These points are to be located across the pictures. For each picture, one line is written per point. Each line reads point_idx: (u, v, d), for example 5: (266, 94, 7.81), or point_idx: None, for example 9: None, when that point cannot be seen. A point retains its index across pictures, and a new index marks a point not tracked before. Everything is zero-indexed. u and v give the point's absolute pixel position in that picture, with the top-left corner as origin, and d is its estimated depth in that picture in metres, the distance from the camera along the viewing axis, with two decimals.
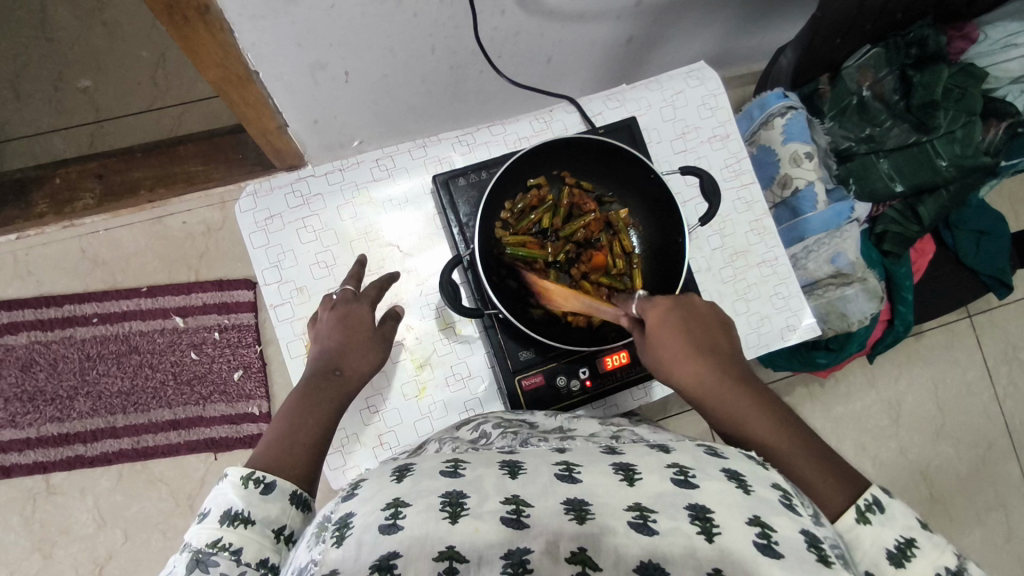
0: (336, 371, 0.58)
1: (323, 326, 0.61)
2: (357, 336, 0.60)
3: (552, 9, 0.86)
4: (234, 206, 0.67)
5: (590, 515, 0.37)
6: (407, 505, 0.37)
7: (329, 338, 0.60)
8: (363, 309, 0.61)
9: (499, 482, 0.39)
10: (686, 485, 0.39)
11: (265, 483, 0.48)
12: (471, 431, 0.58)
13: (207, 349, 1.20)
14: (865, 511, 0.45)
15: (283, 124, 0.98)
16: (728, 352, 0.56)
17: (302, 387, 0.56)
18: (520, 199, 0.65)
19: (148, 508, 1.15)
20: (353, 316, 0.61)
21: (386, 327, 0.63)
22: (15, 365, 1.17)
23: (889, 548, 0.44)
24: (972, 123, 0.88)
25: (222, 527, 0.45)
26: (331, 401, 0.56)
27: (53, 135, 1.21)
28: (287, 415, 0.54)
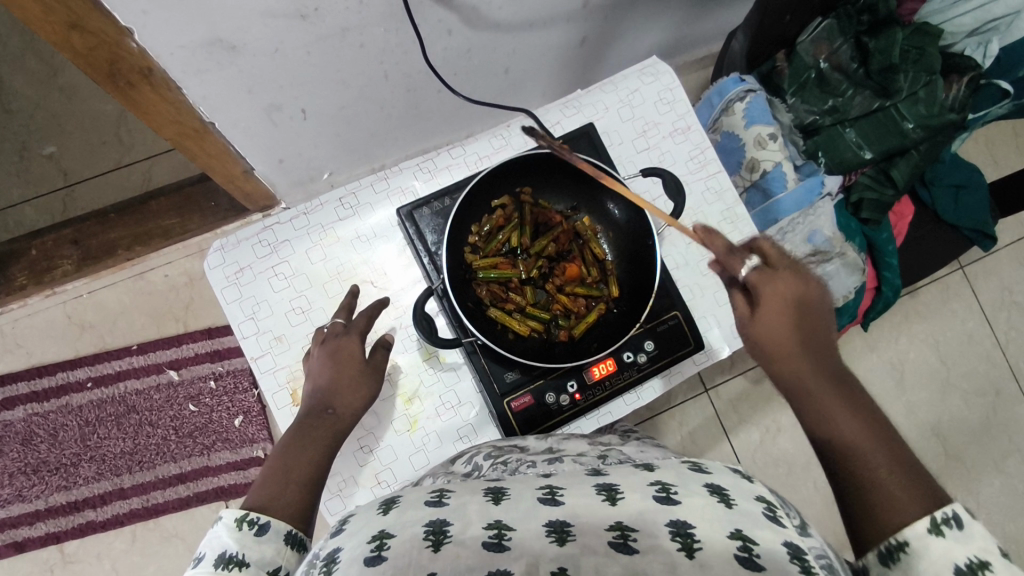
0: (327, 410, 0.57)
1: (312, 362, 0.61)
2: (345, 373, 0.59)
3: (500, 22, 0.85)
4: (203, 263, 0.67)
5: (571, 537, 0.38)
6: (392, 537, 0.38)
7: (321, 376, 0.59)
8: (352, 341, 0.61)
9: (483, 509, 0.41)
10: (668, 502, 0.41)
11: (259, 524, 0.46)
12: (464, 464, 0.57)
13: (205, 399, 1.20)
14: (938, 523, 0.41)
15: (249, 169, 0.98)
16: (826, 341, 0.53)
17: (292, 425, 0.56)
18: (486, 220, 0.64)
19: (168, 564, 1.15)
20: (344, 348, 0.61)
21: (376, 358, 0.62)
22: (16, 439, 1.16)
23: (958, 564, 0.39)
24: (933, 81, 0.87)
25: (216, 572, 0.43)
26: (325, 437, 0.56)
27: (25, 206, 1.21)
28: (282, 455, 0.53)
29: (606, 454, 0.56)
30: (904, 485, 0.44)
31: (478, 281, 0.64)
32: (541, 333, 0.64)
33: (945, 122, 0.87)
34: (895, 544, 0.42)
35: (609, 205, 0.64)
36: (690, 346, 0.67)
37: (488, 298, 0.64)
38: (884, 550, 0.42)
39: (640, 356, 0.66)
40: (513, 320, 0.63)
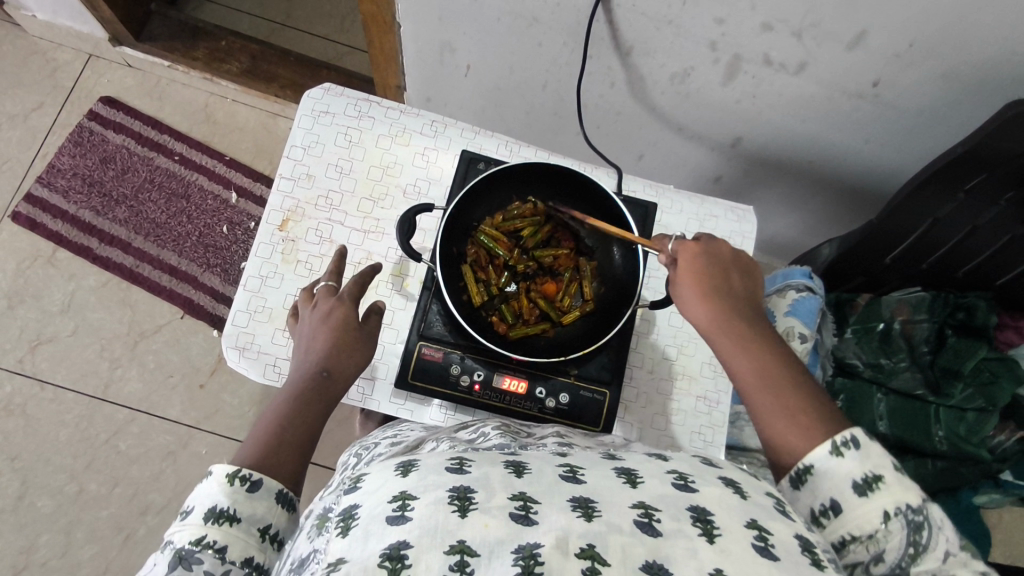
0: (323, 373, 0.58)
1: (306, 326, 0.62)
2: (341, 341, 0.60)
3: (654, 107, 0.94)
4: (307, 91, 0.78)
5: (596, 514, 0.36)
6: (415, 498, 0.36)
7: (316, 341, 0.60)
8: (348, 307, 0.62)
9: (504, 479, 0.38)
10: (685, 489, 0.39)
11: (251, 481, 0.50)
12: (470, 432, 0.58)
13: (238, 230, 1.31)
14: (839, 446, 0.46)
15: (403, 87, 1.11)
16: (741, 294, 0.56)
17: (288, 395, 0.57)
18: (516, 205, 0.69)
19: (107, 321, 1.24)
20: (337, 312, 0.62)
21: (368, 325, 0.63)
22: (99, 154, 1.33)
23: (855, 480, 0.46)
24: (987, 412, 0.84)
25: (206, 525, 0.47)
26: (319, 405, 0.57)
27: (246, 16, 1.42)
28: (274, 420, 0.55)
29: (613, 445, 0.53)
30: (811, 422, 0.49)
31: (475, 238, 0.68)
32: (487, 312, 0.67)
33: (976, 455, 0.85)
34: (804, 469, 0.47)
35: (612, 252, 0.68)
36: (596, 426, 0.67)
37: (471, 256, 0.68)
38: (794, 474, 0.48)
39: (549, 400, 0.67)
40: (474, 284, 0.67)
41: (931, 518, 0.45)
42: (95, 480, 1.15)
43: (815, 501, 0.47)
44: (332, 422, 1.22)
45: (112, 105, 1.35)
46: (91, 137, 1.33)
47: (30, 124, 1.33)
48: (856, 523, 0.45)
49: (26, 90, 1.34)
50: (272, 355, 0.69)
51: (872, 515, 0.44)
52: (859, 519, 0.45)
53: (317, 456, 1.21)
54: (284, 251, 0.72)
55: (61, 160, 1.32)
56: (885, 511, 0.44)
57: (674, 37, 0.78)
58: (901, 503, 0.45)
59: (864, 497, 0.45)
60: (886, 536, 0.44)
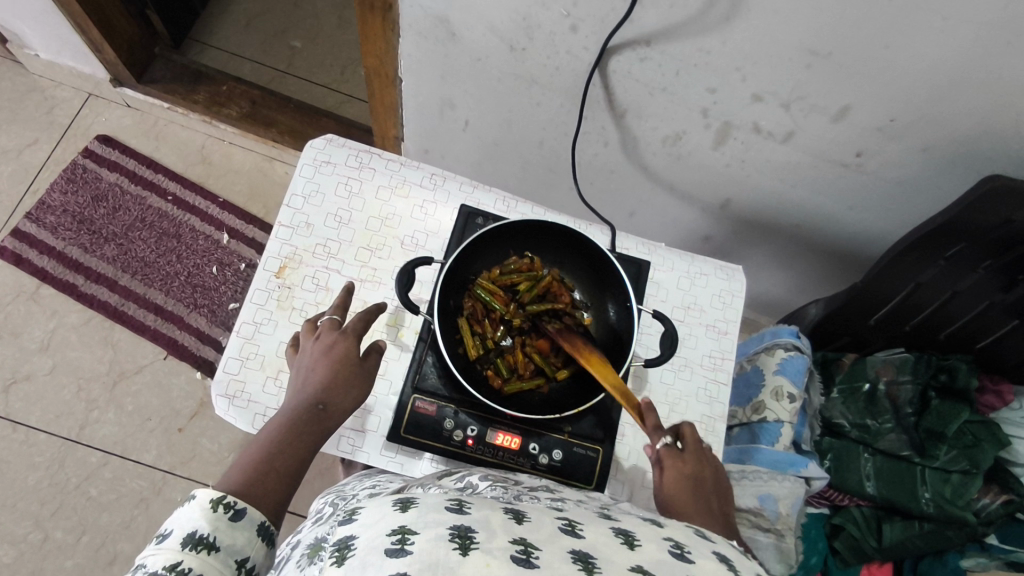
0: (319, 406, 0.59)
1: (306, 356, 0.63)
2: (338, 375, 0.61)
3: (646, 167, 0.97)
4: (310, 141, 0.79)
5: (596, 570, 0.35)
6: (415, 534, 0.35)
7: (315, 371, 0.61)
8: (350, 342, 0.63)
9: (504, 524, 0.38)
10: (682, 559, 0.39)
11: (234, 509, 0.50)
12: (456, 480, 0.58)
13: (227, 271, 1.31)
14: None
15: (401, 138, 1.14)
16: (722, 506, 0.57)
17: (283, 422, 0.57)
18: (512, 260, 0.71)
19: (87, 360, 1.21)
20: (339, 346, 0.63)
21: (368, 362, 0.64)
22: (92, 192, 1.33)
23: None
24: (970, 475, 0.84)
25: (184, 551, 0.47)
26: (309, 437, 0.58)
27: (247, 61, 1.45)
28: (264, 448, 0.55)
29: (603, 505, 0.53)
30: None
31: (471, 291, 0.69)
32: (481, 366, 0.67)
33: (963, 517, 0.84)
34: None
35: (608, 311, 0.70)
36: (589, 485, 0.66)
37: (468, 309, 0.69)
38: None
39: (542, 457, 0.66)
40: (471, 338, 0.67)
41: None
42: (60, 527, 1.11)
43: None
44: (312, 471, 1.20)
45: (107, 144, 1.36)
46: (84, 175, 1.33)
47: (23, 159, 1.33)
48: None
49: (21, 126, 1.35)
50: (262, 404, 0.68)
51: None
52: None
53: (296, 506, 1.18)
54: (280, 298, 0.72)
55: (52, 196, 1.31)
56: None
57: (668, 103, 0.81)
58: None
59: None
60: None
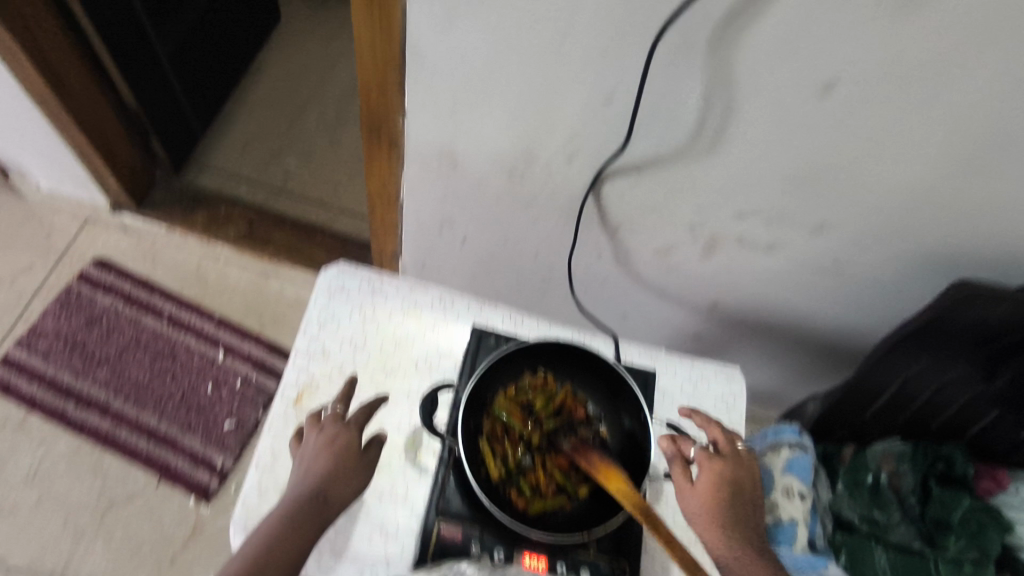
0: (320, 494, 0.58)
1: (309, 448, 0.63)
2: (342, 467, 0.61)
3: (637, 274, 1.02)
4: (323, 269, 0.83)
5: None
6: None
7: (318, 462, 0.60)
8: (353, 432, 0.64)
9: None
10: None
11: None
12: None
13: (223, 389, 1.30)
14: None
15: (399, 254, 1.19)
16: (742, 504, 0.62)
17: (283, 511, 0.56)
18: (526, 377, 0.73)
19: (74, 491, 1.17)
20: (341, 437, 0.63)
21: (370, 454, 0.64)
22: (85, 315, 1.33)
23: None
24: (982, 562, 0.85)
25: None
26: (310, 528, 0.56)
27: (243, 182, 1.51)
28: (263, 540, 0.54)
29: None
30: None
31: (490, 410, 0.71)
32: (505, 487, 0.67)
33: None
34: None
35: (623, 422, 0.72)
36: None
37: (487, 430, 0.70)
38: None
39: None
40: (492, 459, 0.68)
41: None
42: None
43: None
44: None
45: (103, 266, 1.37)
46: (78, 299, 1.34)
47: (16, 286, 1.34)
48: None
49: (16, 253, 1.36)
50: None
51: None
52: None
53: None
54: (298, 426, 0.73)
55: (45, 322, 1.31)
56: None
57: (657, 219, 0.88)
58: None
59: None
60: None
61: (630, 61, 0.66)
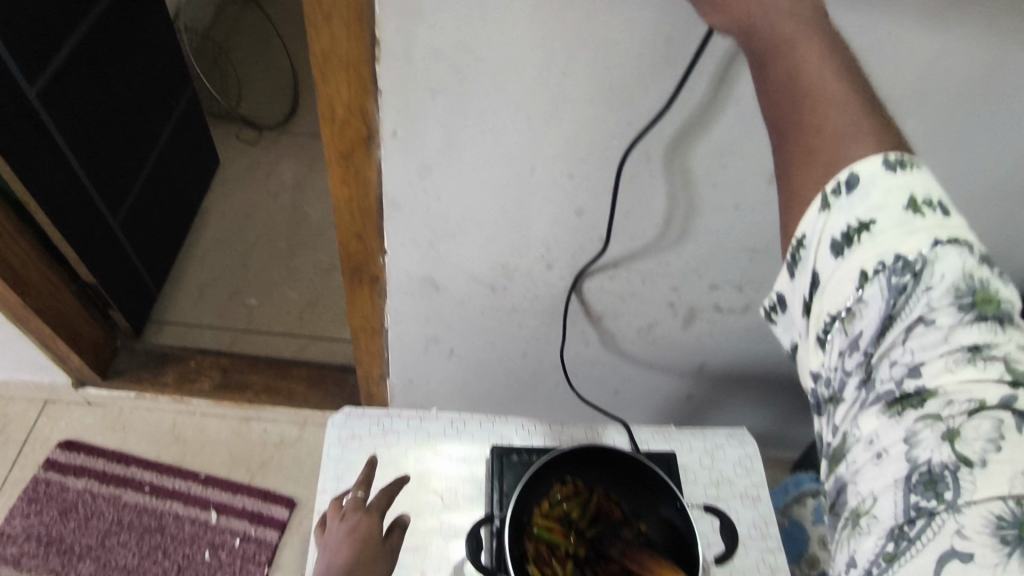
0: None
1: (332, 537, 0.63)
2: (363, 554, 0.61)
3: (625, 352, 1.05)
4: (330, 418, 0.82)
5: None
6: None
7: (338, 554, 0.61)
8: (374, 519, 0.64)
9: None
10: None
11: None
12: None
13: (221, 553, 1.22)
14: (830, 194, 0.45)
15: (386, 375, 1.17)
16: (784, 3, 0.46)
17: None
18: (557, 489, 0.74)
19: None
20: (364, 525, 0.64)
21: (391, 542, 0.64)
22: (58, 505, 1.24)
23: (837, 236, 0.45)
24: None
25: None
26: None
27: (207, 329, 1.48)
28: None
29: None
30: (867, 137, 0.45)
31: (530, 534, 0.70)
32: None
33: None
34: (798, 239, 0.48)
35: (661, 512, 0.73)
36: None
37: (532, 552, 0.69)
38: (792, 247, 0.49)
39: None
40: None
41: (929, 278, 0.42)
42: None
43: (803, 277, 0.49)
44: None
45: (71, 448, 1.30)
46: (47, 489, 1.25)
47: None
48: (833, 292, 0.46)
49: None
50: None
51: (850, 276, 0.45)
52: (835, 284, 0.46)
53: None
54: None
55: (14, 522, 1.21)
56: (865, 272, 0.44)
57: (638, 303, 0.92)
58: (886, 256, 0.44)
59: (845, 255, 0.45)
60: (868, 301, 0.44)
61: (600, 176, 0.71)
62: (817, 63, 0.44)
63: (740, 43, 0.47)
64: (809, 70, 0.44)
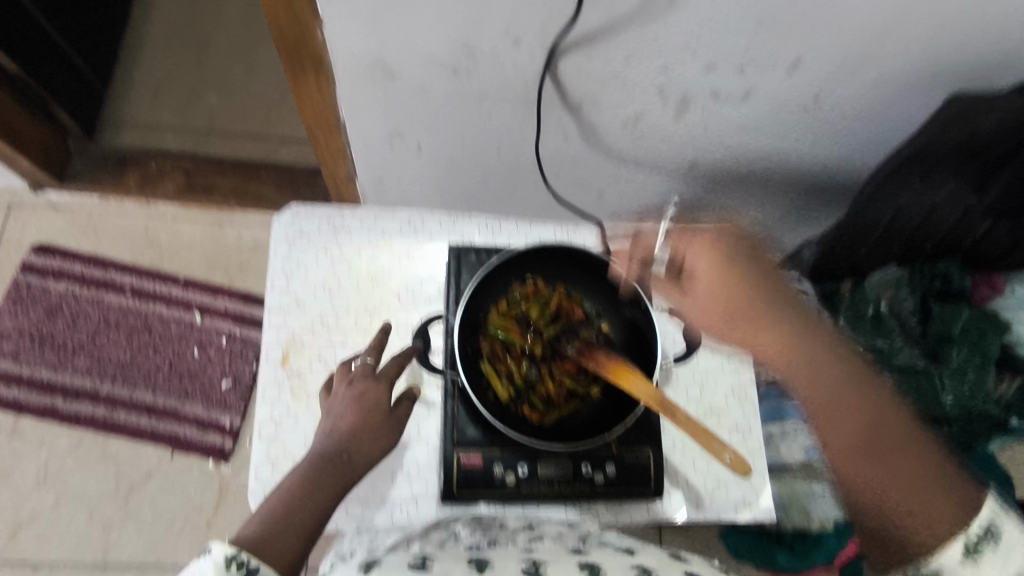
0: (344, 453, 0.59)
1: (337, 401, 0.63)
2: (369, 420, 0.62)
3: (610, 148, 0.95)
4: (275, 216, 0.75)
5: None
6: None
7: (344, 419, 0.61)
8: (381, 386, 0.64)
9: None
10: None
11: (248, 568, 0.48)
12: (441, 532, 0.63)
13: (209, 351, 1.26)
14: (978, 543, 0.50)
15: (353, 175, 1.09)
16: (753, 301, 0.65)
17: (308, 464, 0.58)
18: (517, 289, 0.70)
19: (90, 480, 1.17)
20: (371, 394, 0.63)
21: (399, 411, 0.64)
22: (44, 306, 1.25)
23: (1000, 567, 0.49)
24: (984, 367, 0.89)
25: None
26: (333, 485, 0.57)
27: (167, 130, 1.37)
28: (292, 491, 0.55)
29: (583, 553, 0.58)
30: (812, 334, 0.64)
31: (485, 331, 0.68)
32: (517, 405, 0.66)
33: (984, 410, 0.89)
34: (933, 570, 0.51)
35: (623, 313, 0.70)
36: (647, 489, 0.67)
37: (487, 351, 0.67)
38: None
39: (597, 474, 0.67)
40: (498, 380, 0.66)
41: None
42: None
43: None
44: None
45: (45, 252, 1.27)
46: (29, 292, 1.25)
47: None
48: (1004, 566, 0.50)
49: None
50: None
51: None
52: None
53: None
54: (291, 387, 0.70)
55: (3, 323, 1.23)
56: None
57: (622, 88, 0.80)
58: None
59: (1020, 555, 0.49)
60: None
61: None
62: (837, 372, 0.61)
63: (736, 328, 0.66)
64: (772, 321, 0.65)
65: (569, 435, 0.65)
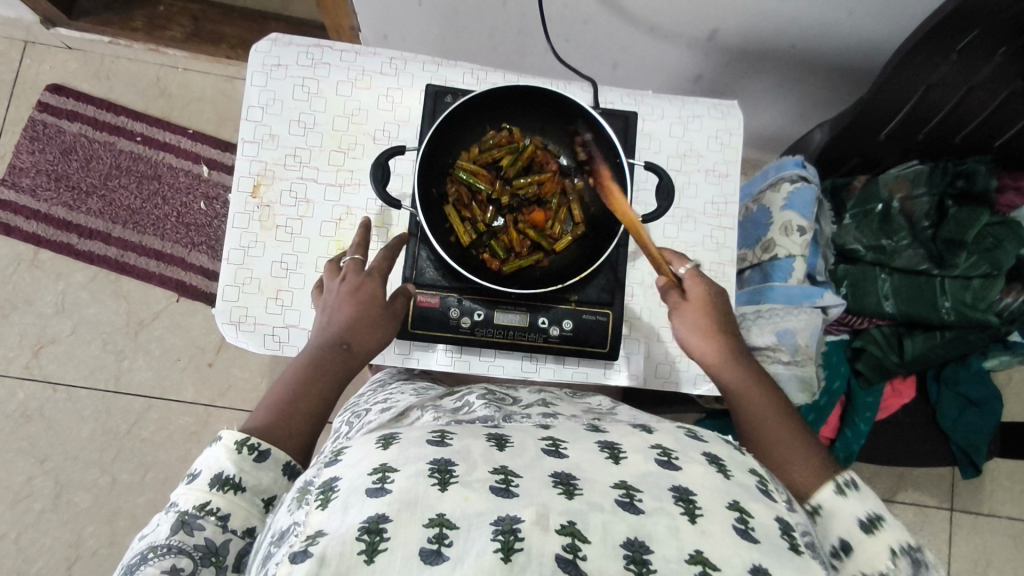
0: (343, 346, 0.59)
1: (332, 297, 0.61)
2: (366, 315, 0.60)
3: (622, 8, 0.86)
4: (253, 45, 0.72)
5: (452, 480, 0.36)
6: (394, 471, 0.36)
7: (340, 312, 0.59)
8: (375, 280, 0.61)
9: (485, 453, 0.39)
10: (555, 455, 0.40)
11: (259, 450, 0.52)
12: (456, 400, 0.60)
13: (216, 204, 1.28)
14: (843, 486, 0.52)
15: (357, 29, 1.03)
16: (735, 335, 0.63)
17: (310, 358, 0.58)
18: (490, 135, 0.67)
19: (103, 315, 1.24)
20: (365, 288, 0.61)
21: (395, 304, 0.62)
22: (60, 146, 1.28)
23: (860, 518, 0.51)
24: (991, 277, 0.83)
25: (211, 491, 0.50)
26: (336, 376, 0.58)
27: None
28: (292, 385, 0.57)
29: (598, 416, 0.56)
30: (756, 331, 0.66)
31: (453, 175, 0.66)
32: (479, 250, 0.66)
33: (985, 320, 0.83)
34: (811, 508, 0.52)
35: (597, 168, 0.67)
36: (603, 347, 0.68)
37: (452, 195, 0.66)
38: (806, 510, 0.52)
39: (552, 329, 0.67)
40: (461, 224, 0.65)
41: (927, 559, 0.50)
42: (124, 469, 1.19)
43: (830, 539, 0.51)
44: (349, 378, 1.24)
45: (60, 92, 1.28)
46: (46, 130, 1.27)
47: None
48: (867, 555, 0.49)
49: None
50: (269, 325, 0.69)
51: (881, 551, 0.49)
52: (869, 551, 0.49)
53: None
54: (261, 218, 0.70)
55: (21, 158, 1.27)
56: (891, 549, 0.49)
57: None
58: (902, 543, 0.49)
59: (870, 534, 0.50)
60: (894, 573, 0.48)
61: None
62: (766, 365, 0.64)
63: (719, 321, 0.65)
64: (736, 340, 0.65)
65: (528, 282, 0.65)
